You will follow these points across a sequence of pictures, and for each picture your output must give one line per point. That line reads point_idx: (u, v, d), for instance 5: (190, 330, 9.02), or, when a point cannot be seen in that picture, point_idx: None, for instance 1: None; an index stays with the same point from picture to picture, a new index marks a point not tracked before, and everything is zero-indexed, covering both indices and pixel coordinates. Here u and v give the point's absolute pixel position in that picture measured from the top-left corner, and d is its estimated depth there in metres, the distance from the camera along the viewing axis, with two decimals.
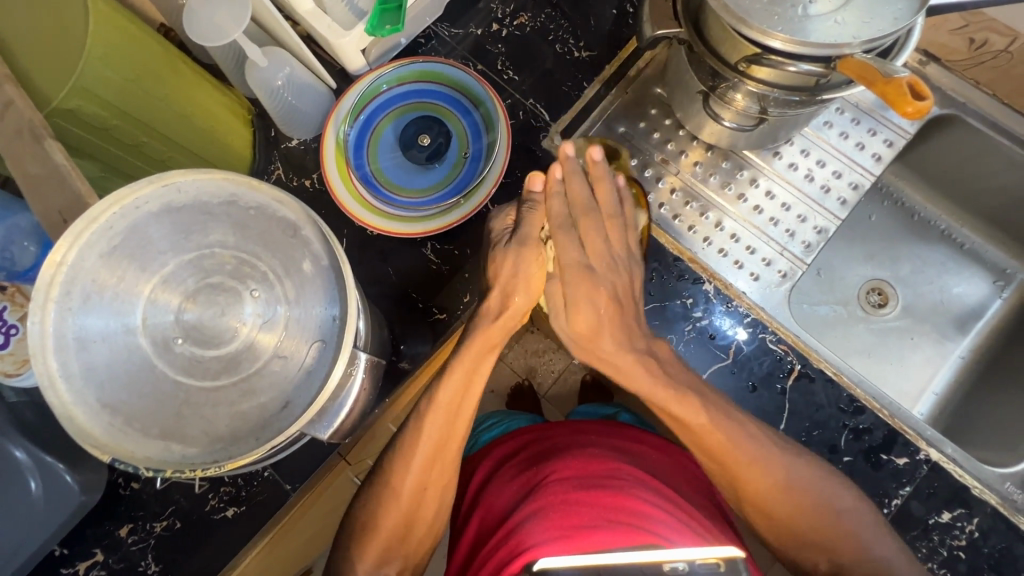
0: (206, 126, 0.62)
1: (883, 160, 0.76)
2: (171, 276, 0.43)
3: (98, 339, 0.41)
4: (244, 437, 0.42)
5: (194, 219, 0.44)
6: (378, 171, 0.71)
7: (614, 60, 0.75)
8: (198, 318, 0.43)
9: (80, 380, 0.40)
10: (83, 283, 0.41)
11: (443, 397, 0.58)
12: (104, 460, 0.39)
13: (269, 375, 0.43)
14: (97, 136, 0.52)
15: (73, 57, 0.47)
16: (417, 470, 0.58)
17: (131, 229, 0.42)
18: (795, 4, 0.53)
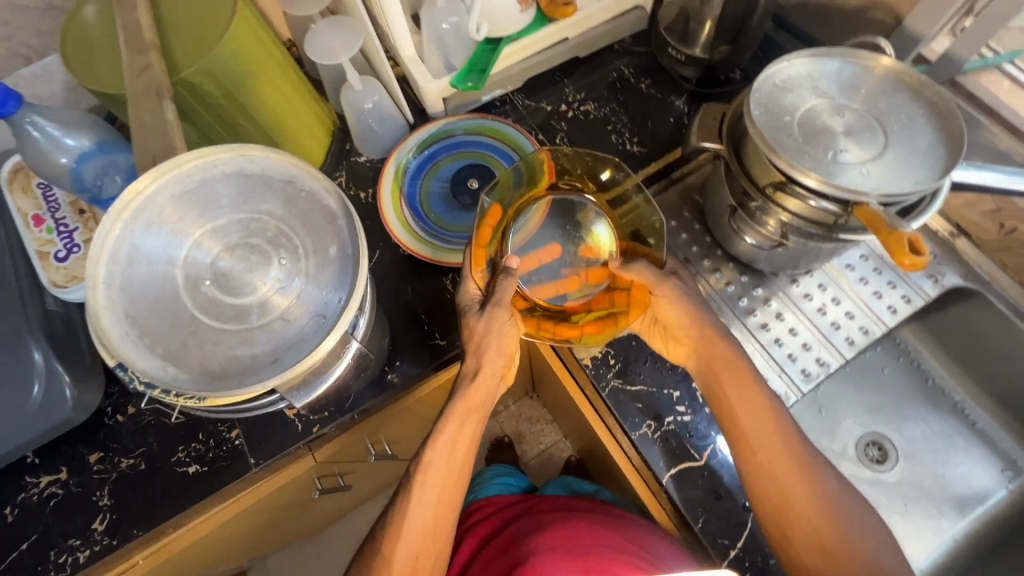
0: (294, 125, 0.72)
1: (898, 314, 0.77)
2: (220, 228, 0.50)
3: (144, 261, 0.47)
4: (228, 378, 0.46)
5: (256, 187, 0.51)
6: (425, 198, 0.78)
7: (660, 160, 0.83)
8: (230, 266, 0.49)
9: (117, 290, 0.46)
10: (149, 214, 0.47)
11: (432, 466, 0.61)
12: (109, 361, 0.44)
13: (270, 333, 0.48)
14: (204, 107, 0.62)
15: (211, 43, 0.58)
16: (408, 537, 0.60)
17: (202, 181, 0.49)
18: (828, 149, 0.59)
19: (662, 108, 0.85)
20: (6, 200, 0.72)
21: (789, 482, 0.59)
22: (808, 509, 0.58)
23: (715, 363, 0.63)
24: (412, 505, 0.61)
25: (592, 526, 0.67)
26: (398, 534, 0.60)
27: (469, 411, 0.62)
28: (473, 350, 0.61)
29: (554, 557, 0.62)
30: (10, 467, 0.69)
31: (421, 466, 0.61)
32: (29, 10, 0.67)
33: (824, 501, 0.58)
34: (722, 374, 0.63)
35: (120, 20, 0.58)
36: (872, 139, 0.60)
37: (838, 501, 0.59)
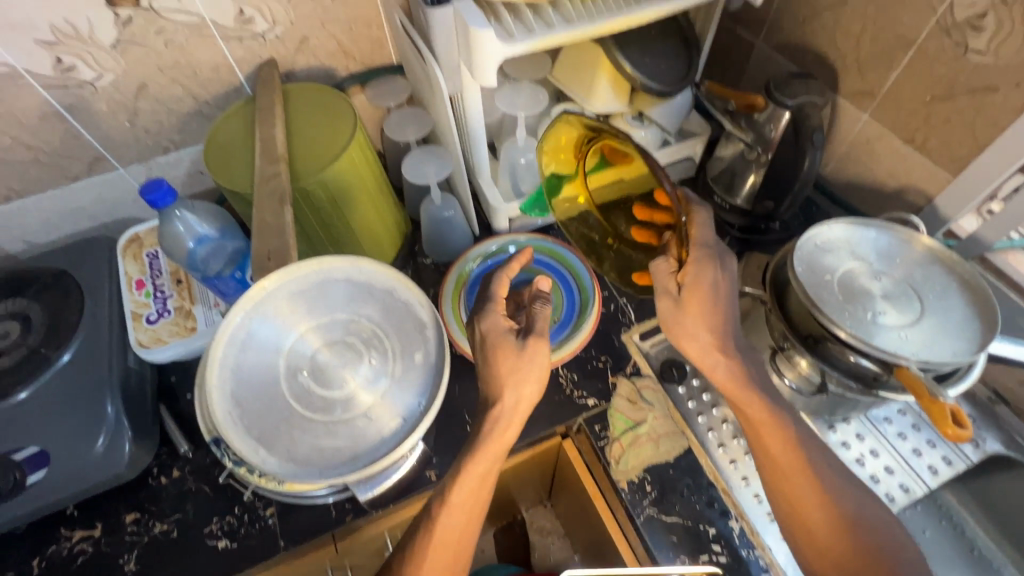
0: (378, 228, 0.80)
1: (939, 475, 0.76)
2: (323, 324, 0.57)
3: (256, 348, 0.54)
4: (310, 467, 0.51)
5: (360, 292, 0.58)
6: (481, 303, 0.83)
7: None
8: (327, 360, 0.56)
9: (230, 371, 0.52)
10: (268, 306, 0.54)
11: (462, 486, 0.58)
12: (212, 437, 0.49)
13: (353, 428, 0.54)
14: (309, 209, 0.71)
15: (330, 161, 0.68)
16: (428, 573, 0.56)
17: (317, 283, 0.56)
18: (867, 310, 0.64)
19: None
20: (117, 263, 0.82)
21: (800, 492, 0.59)
22: (832, 524, 0.57)
23: (725, 375, 0.62)
24: (440, 525, 0.57)
25: None
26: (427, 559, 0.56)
27: (500, 436, 0.60)
28: (511, 377, 0.60)
29: None
30: (48, 516, 0.71)
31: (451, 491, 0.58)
32: (181, 114, 0.80)
33: (844, 526, 0.56)
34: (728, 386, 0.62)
35: (259, 135, 0.69)
36: (909, 305, 0.65)
37: (862, 522, 0.57)
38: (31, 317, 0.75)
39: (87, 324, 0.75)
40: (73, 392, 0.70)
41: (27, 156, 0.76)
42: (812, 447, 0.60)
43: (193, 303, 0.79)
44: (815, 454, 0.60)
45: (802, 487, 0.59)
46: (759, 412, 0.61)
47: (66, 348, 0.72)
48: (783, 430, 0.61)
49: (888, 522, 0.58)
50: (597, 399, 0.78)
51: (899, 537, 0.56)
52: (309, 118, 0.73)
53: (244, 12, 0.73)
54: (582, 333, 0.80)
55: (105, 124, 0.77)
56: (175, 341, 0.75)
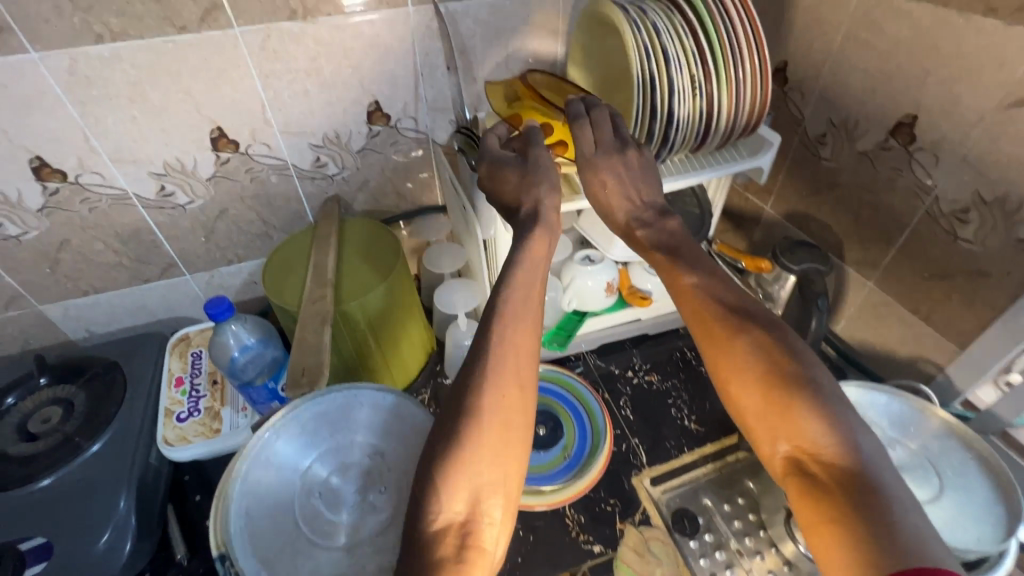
0: (404, 349, 0.86)
1: None
2: (344, 448, 0.61)
3: (276, 465, 0.58)
4: None
5: (383, 419, 0.63)
6: None
7: (717, 441, 0.87)
8: (339, 484, 0.59)
9: (248, 485, 0.56)
10: (294, 423, 0.60)
11: (490, 390, 0.50)
12: (217, 552, 0.51)
13: (355, 560, 0.54)
14: (345, 329, 0.77)
15: (371, 288, 0.76)
16: (487, 395, 0.50)
17: (343, 405, 0.62)
18: None
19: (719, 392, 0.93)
20: (162, 359, 0.88)
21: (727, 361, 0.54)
22: (755, 390, 0.52)
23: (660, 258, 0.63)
24: (484, 387, 0.50)
25: None
26: (462, 462, 0.47)
27: (517, 347, 0.54)
28: (522, 189, 0.64)
29: None
30: None
31: (466, 406, 0.50)
32: (250, 234, 0.92)
33: (768, 357, 0.52)
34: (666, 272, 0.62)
35: (314, 260, 0.79)
36: (925, 479, 0.64)
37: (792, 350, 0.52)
38: (75, 404, 0.80)
39: (123, 416, 0.79)
40: (94, 483, 0.72)
41: (113, 260, 0.87)
42: (721, 290, 0.58)
43: (223, 405, 0.82)
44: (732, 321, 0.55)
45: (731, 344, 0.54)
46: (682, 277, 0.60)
47: (99, 438, 0.76)
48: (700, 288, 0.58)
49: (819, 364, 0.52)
50: (603, 547, 0.75)
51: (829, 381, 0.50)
52: (359, 248, 0.83)
53: (320, 159, 0.86)
54: (589, 475, 0.79)
55: (185, 239, 0.88)
56: (198, 441, 0.78)
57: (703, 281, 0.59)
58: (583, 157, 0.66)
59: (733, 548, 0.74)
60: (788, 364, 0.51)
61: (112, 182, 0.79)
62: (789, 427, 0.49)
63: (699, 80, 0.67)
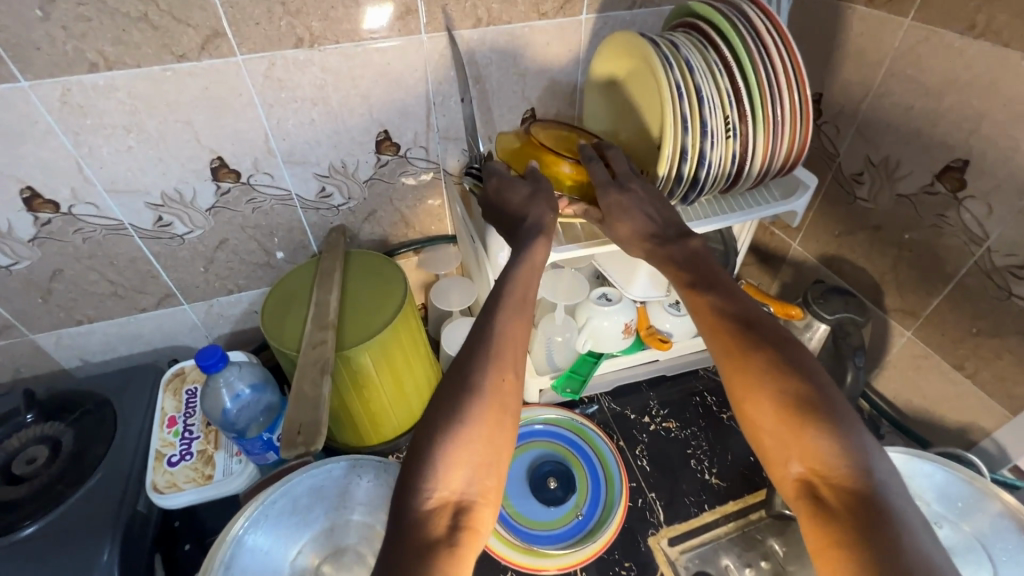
0: (409, 391, 0.81)
1: None
2: (335, 530, 0.61)
3: (264, 550, 0.56)
4: None
5: (374, 499, 0.63)
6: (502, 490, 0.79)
7: (740, 498, 0.81)
8: (329, 572, 0.59)
9: (232, 574, 0.53)
10: (286, 502, 0.58)
11: (488, 372, 0.47)
12: None
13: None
14: (347, 374, 0.72)
15: (375, 331, 0.71)
16: (483, 378, 0.47)
17: (337, 484, 0.62)
18: None
19: (741, 442, 0.87)
20: (156, 395, 0.84)
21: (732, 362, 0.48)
22: (759, 390, 0.47)
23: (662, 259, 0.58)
24: (484, 367, 0.47)
25: None
26: (451, 445, 0.44)
27: (510, 340, 0.50)
28: (526, 207, 0.61)
29: None
30: None
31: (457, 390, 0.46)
32: (251, 264, 0.88)
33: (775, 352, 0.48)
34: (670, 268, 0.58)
35: (315, 298, 0.75)
36: (978, 566, 0.60)
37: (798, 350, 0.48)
38: (62, 444, 0.76)
39: (112, 458, 0.75)
40: (76, 534, 0.68)
41: (108, 290, 0.83)
42: (724, 285, 0.54)
43: (217, 448, 0.78)
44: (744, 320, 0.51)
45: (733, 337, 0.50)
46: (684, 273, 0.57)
47: (85, 482, 0.72)
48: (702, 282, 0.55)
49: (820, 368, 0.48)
50: None
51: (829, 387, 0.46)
52: (363, 284, 0.78)
53: (325, 188, 0.82)
54: (600, 538, 0.74)
55: (183, 268, 0.85)
56: (189, 489, 0.74)
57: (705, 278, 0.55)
58: (606, 199, 0.61)
59: None
60: (800, 373, 0.46)
61: (107, 212, 0.75)
62: (796, 440, 0.44)
63: (734, 122, 0.63)
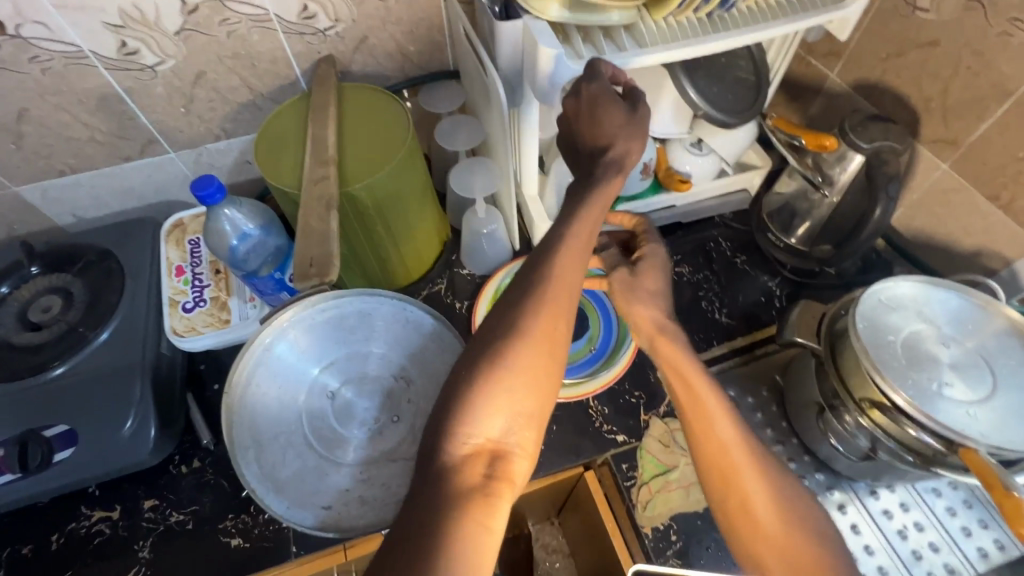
0: (418, 237, 0.79)
1: (990, 560, 0.70)
2: (362, 356, 0.60)
3: (296, 352, 0.58)
4: (293, 493, 0.53)
5: (411, 339, 0.61)
6: None
7: (748, 335, 0.84)
8: (349, 393, 0.59)
9: (267, 361, 0.56)
10: (319, 310, 0.58)
11: (539, 316, 0.46)
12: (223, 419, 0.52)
13: (342, 476, 0.55)
14: (353, 216, 0.69)
15: (379, 168, 0.67)
16: (530, 328, 0.46)
17: (365, 312, 0.60)
18: (931, 379, 0.60)
19: (752, 284, 0.88)
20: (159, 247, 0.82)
21: (722, 434, 0.53)
22: (744, 493, 0.52)
23: (657, 325, 0.61)
24: (538, 311, 0.46)
25: None
26: (489, 399, 0.44)
27: (558, 292, 0.47)
28: (621, 135, 0.54)
29: None
30: (71, 493, 0.72)
31: (505, 337, 0.45)
32: (235, 104, 0.80)
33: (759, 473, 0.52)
34: (658, 333, 0.60)
35: (310, 134, 0.68)
36: (980, 379, 0.60)
37: (778, 481, 0.52)
38: (74, 293, 0.76)
39: (126, 307, 0.75)
40: (107, 373, 0.70)
41: (84, 134, 0.76)
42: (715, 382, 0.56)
43: (229, 295, 0.78)
44: (727, 388, 0.56)
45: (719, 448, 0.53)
46: (677, 351, 0.58)
47: (105, 327, 0.73)
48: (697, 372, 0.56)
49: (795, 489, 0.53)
50: (627, 437, 0.75)
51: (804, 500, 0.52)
52: (360, 121, 0.72)
53: (307, 8, 0.72)
54: (616, 366, 0.78)
55: (160, 108, 0.77)
56: (208, 332, 0.75)
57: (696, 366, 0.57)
58: None
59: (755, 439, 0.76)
60: (780, 485, 0.52)
61: (61, 36, 0.66)
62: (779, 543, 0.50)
63: None
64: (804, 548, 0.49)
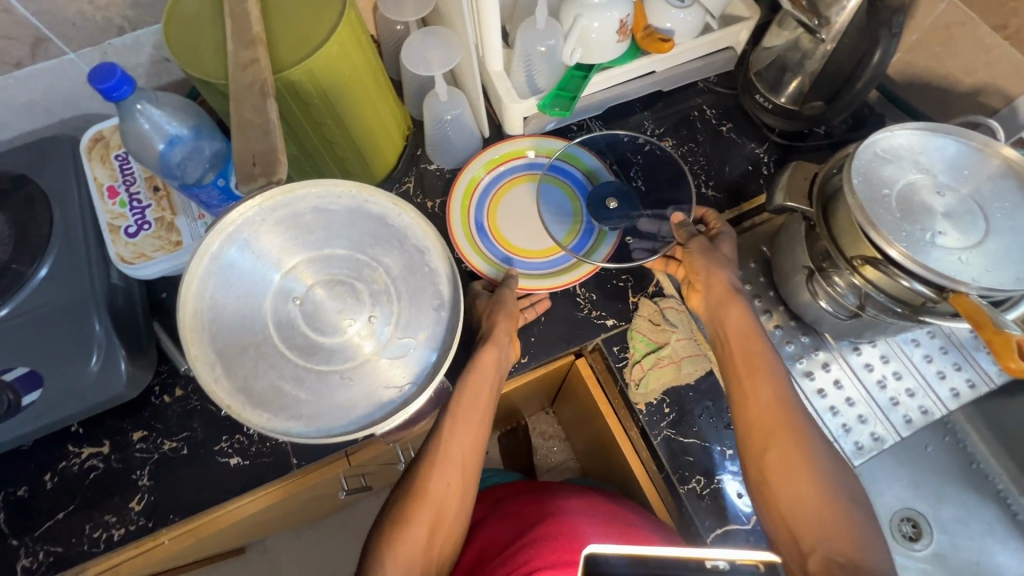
0: (377, 130, 0.71)
1: (960, 398, 0.75)
2: (328, 258, 0.55)
3: (251, 255, 0.53)
4: (267, 407, 0.50)
5: (382, 235, 0.56)
6: (494, 221, 0.78)
7: (736, 208, 0.81)
8: (321, 296, 0.54)
9: (220, 265, 0.52)
10: (275, 210, 0.54)
11: (439, 472, 0.60)
12: (178, 334, 0.49)
13: (322, 382, 0.52)
14: (298, 108, 0.60)
15: (316, 44, 0.57)
16: (444, 466, 0.60)
17: (319, 209, 0.55)
18: (925, 229, 0.58)
19: (739, 153, 0.83)
20: (83, 168, 0.72)
21: (790, 455, 0.57)
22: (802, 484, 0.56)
23: (740, 328, 0.64)
24: (436, 468, 0.60)
25: (597, 502, 0.72)
26: (420, 514, 0.59)
27: (450, 463, 0.60)
28: (487, 313, 0.68)
29: (573, 513, 0.68)
30: (53, 434, 0.70)
31: (429, 470, 0.60)
32: None
33: (814, 469, 0.56)
34: (740, 347, 0.63)
35: (227, 10, 0.56)
36: (974, 225, 0.58)
37: (836, 479, 0.56)
38: None
39: (60, 238, 0.68)
40: (57, 310, 0.65)
41: None
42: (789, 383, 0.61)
43: (175, 214, 0.71)
44: (801, 407, 0.60)
45: (784, 447, 0.58)
46: (756, 347, 0.63)
47: (42, 262, 0.66)
48: (774, 373, 0.61)
49: (845, 480, 0.57)
50: (616, 320, 0.74)
51: (852, 490, 0.56)
52: None
53: None
54: (606, 243, 0.76)
55: None
56: (160, 257, 0.69)
57: (775, 367, 0.62)
58: None
59: None
60: (835, 479, 0.56)
61: None
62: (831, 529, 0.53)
63: None
64: (839, 522, 0.54)
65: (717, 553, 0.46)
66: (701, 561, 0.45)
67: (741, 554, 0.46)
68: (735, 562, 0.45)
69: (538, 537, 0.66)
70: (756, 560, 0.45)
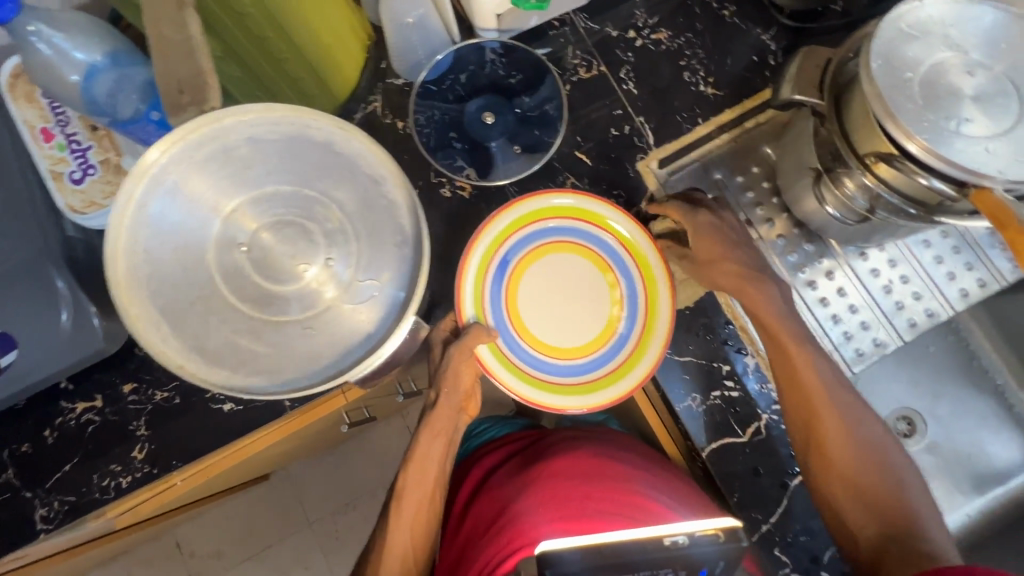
0: (328, 40, 0.62)
1: (968, 298, 0.72)
2: (266, 198, 0.50)
3: (181, 201, 0.48)
4: (224, 362, 0.48)
5: (332, 167, 0.51)
6: (515, 318, 0.66)
7: (737, 106, 0.73)
8: (269, 241, 0.50)
9: (146, 214, 0.47)
10: (200, 150, 0.48)
11: (411, 484, 0.65)
12: (110, 292, 0.46)
13: (280, 333, 0.50)
14: (230, 19, 0.52)
15: None
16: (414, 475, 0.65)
17: (251, 141, 0.49)
18: (950, 116, 0.51)
19: (743, 42, 0.74)
20: (8, 108, 0.65)
21: (804, 375, 0.61)
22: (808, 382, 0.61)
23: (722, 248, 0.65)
24: (410, 478, 0.65)
25: (565, 482, 0.64)
26: (398, 520, 0.65)
27: (419, 476, 0.66)
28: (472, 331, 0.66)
29: (537, 501, 0.63)
30: (43, 392, 0.69)
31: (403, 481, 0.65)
32: None
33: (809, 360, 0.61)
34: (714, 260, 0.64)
35: None
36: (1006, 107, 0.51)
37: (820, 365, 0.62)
38: None
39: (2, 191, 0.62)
40: (14, 269, 0.61)
41: None
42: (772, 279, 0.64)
43: (121, 154, 0.66)
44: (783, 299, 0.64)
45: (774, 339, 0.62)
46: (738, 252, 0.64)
47: None
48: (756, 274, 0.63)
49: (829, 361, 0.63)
50: None
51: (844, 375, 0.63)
52: None
53: None
54: (619, 386, 0.65)
55: None
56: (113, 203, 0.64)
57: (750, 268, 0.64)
58: None
59: (743, 221, 0.71)
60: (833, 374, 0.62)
61: None
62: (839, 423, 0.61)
63: None
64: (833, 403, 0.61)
65: (675, 530, 0.51)
66: (660, 540, 0.50)
67: (701, 527, 0.51)
68: (695, 535, 0.50)
69: (500, 531, 0.61)
70: (716, 530, 0.51)
